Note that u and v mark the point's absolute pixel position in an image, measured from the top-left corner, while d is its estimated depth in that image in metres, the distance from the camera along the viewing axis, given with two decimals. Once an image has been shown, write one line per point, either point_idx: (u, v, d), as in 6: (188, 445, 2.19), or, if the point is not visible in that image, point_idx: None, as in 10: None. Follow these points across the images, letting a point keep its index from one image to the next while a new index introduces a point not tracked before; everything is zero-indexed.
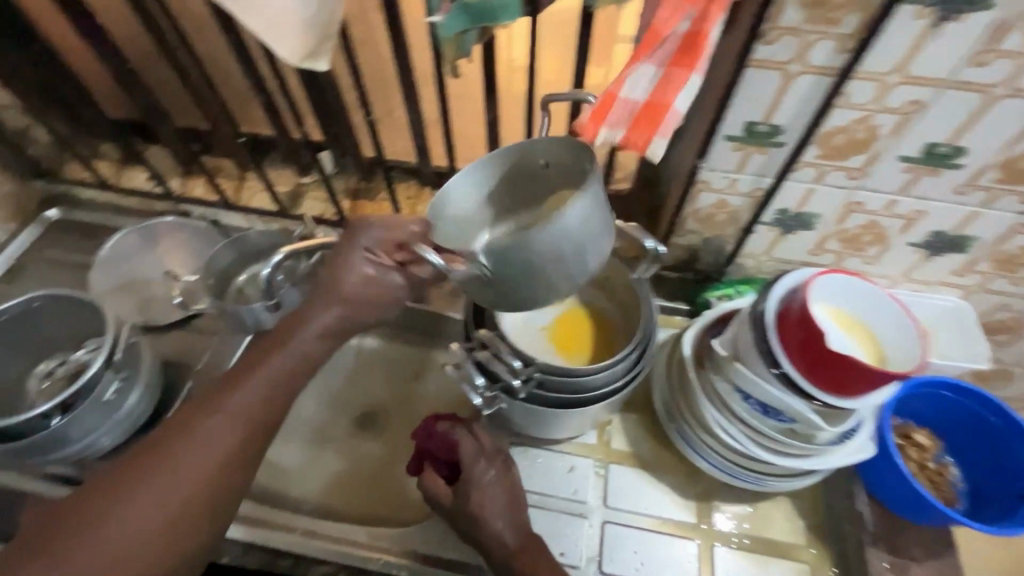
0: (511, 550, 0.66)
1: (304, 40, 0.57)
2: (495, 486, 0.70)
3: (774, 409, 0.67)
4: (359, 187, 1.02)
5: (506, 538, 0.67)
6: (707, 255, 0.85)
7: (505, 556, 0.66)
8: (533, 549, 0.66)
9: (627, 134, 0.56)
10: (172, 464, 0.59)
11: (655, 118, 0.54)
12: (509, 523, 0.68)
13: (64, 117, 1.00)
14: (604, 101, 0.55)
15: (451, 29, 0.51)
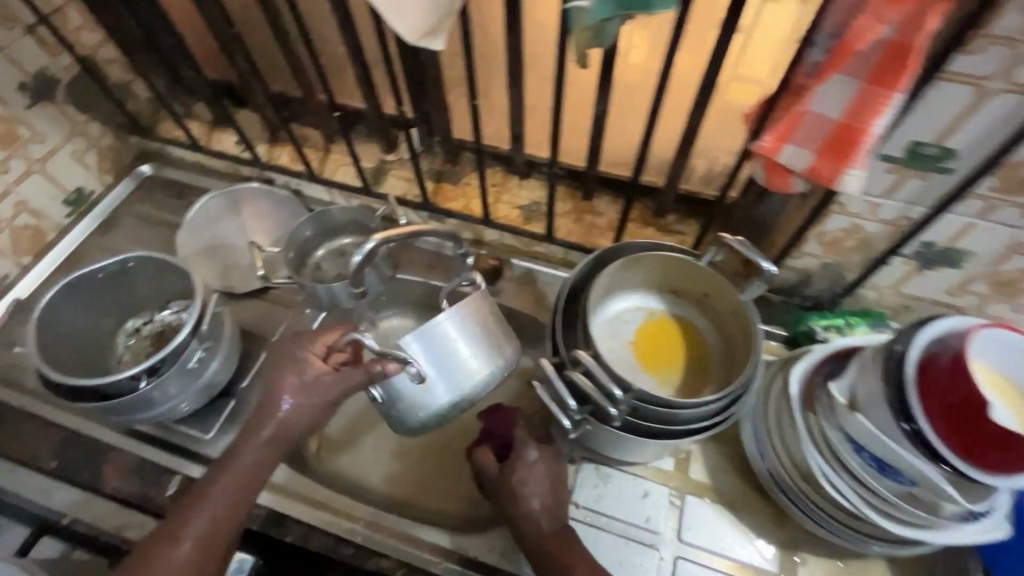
0: (546, 537, 0.64)
1: (426, 15, 0.52)
2: (540, 468, 0.67)
3: (894, 469, 0.59)
4: (444, 169, 0.98)
5: (543, 522, 0.64)
6: (822, 281, 0.77)
7: (539, 540, 0.64)
8: (567, 540, 0.64)
9: (815, 159, 0.50)
10: (209, 492, 0.62)
11: (852, 143, 0.47)
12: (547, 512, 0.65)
13: (164, 75, 1.01)
14: (788, 121, 0.50)
15: (597, 15, 0.46)
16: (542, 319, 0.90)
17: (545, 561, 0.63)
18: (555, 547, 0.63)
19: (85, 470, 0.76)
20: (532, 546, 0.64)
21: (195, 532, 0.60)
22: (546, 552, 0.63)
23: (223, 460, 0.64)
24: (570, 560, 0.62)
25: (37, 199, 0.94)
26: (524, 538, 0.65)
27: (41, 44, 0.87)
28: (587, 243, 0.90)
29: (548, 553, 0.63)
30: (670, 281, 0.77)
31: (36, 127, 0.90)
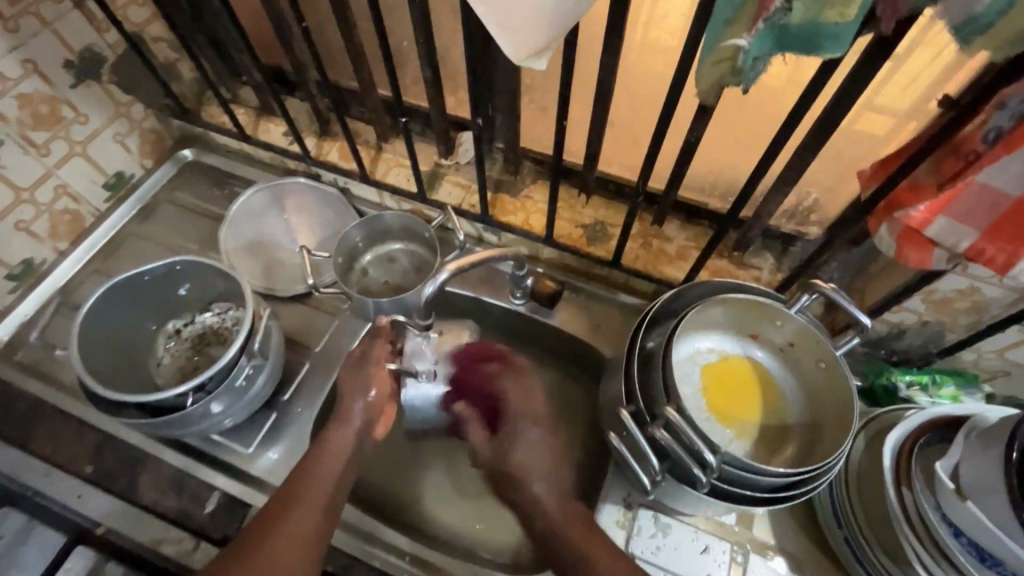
0: (563, 526, 0.61)
1: (540, 33, 0.46)
2: (541, 447, 0.66)
3: (998, 562, 0.54)
4: (503, 179, 0.91)
5: (556, 509, 0.62)
6: (916, 337, 0.71)
7: (558, 530, 0.61)
8: (585, 529, 0.61)
9: (981, 237, 0.46)
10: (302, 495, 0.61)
11: None
12: (560, 497, 0.64)
13: (212, 56, 0.94)
14: (946, 195, 0.46)
15: (755, 54, 0.40)
16: (601, 349, 0.84)
17: (564, 551, 0.60)
18: (570, 533, 0.61)
19: (123, 478, 0.74)
20: (547, 535, 0.62)
21: (295, 533, 0.59)
22: (563, 539, 0.60)
23: (306, 469, 0.63)
24: (593, 553, 0.59)
25: (76, 183, 0.90)
26: (537, 524, 0.63)
27: (88, 20, 0.82)
28: (654, 271, 0.84)
29: (570, 545, 0.60)
30: (748, 324, 0.71)
31: (78, 108, 0.85)
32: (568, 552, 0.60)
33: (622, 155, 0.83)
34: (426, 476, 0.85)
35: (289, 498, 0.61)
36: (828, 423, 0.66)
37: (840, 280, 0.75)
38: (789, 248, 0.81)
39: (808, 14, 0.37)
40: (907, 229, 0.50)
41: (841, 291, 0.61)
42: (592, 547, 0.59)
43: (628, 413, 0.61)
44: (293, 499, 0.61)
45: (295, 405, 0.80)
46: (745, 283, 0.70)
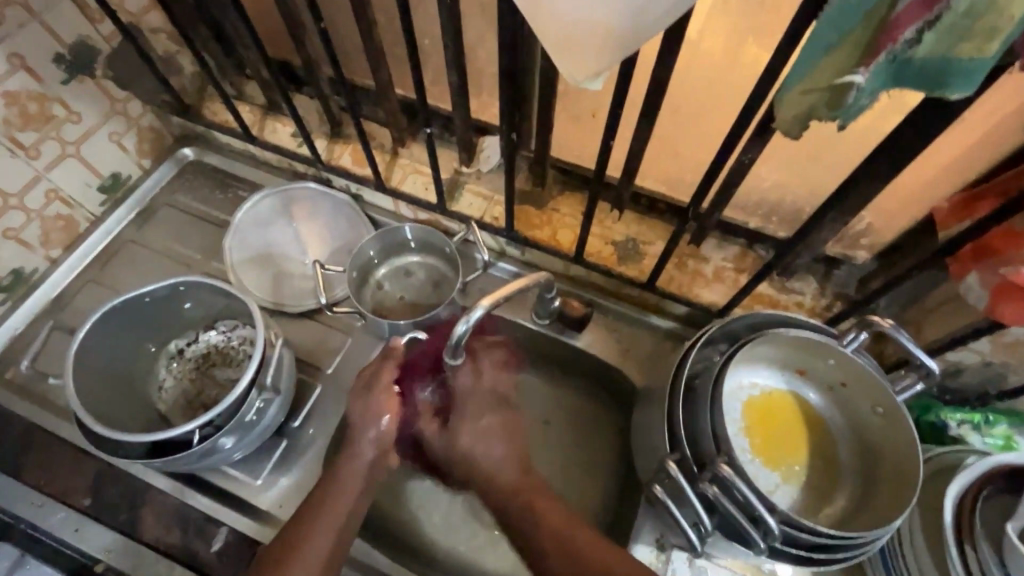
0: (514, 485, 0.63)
1: (602, 50, 0.41)
2: (481, 409, 0.66)
3: None
4: (529, 190, 0.85)
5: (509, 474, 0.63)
6: (973, 375, 0.67)
7: (511, 491, 0.62)
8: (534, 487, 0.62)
9: None
10: (325, 505, 0.60)
11: None
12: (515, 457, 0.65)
13: (215, 49, 0.87)
14: None
15: (863, 91, 0.35)
16: (632, 375, 0.80)
17: (518, 512, 0.61)
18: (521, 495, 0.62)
19: (124, 510, 0.70)
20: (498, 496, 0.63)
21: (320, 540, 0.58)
22: (518, 502, 0.61)
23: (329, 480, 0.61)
24: (544, 511, 0.60)
25: (69, 186, 0.83)
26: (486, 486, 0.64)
27: (80, 9, 0.74)
28: (688, 293, 0.80)
29: (517, 509, 0.61)
30: (796, 360, 0.66)
31: (71, 106, 0.78)
32: (517, 510, 0.61)
33: (660, 169, 0.77)
34: (445, 505, 0.81)
35: (308, 518, 0.59)
36: (880, 469, 0.62)
37: (893, 311, 0.70)
38: (836, 273, 0.76)
39: (935, 48, 0.32)
40: (1004, 284, 0.47)
41: (902, 328, 0.56)
42: (539, 510, 0.60)
43: (674, 463, 0.57)
44: (312, 517, 0.59)
45: (307, 432, 0.75)
46: (795, 315, 0.65)
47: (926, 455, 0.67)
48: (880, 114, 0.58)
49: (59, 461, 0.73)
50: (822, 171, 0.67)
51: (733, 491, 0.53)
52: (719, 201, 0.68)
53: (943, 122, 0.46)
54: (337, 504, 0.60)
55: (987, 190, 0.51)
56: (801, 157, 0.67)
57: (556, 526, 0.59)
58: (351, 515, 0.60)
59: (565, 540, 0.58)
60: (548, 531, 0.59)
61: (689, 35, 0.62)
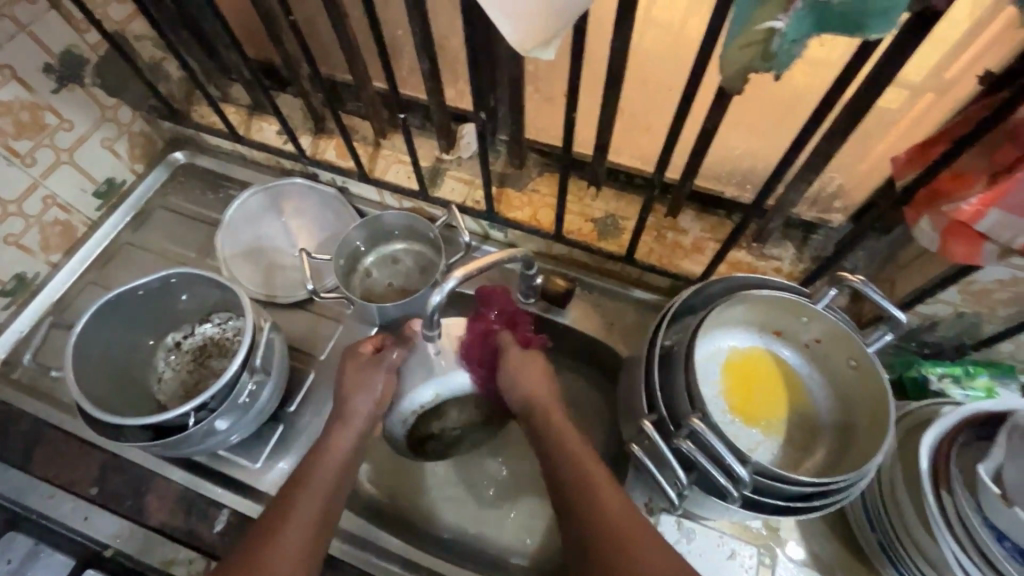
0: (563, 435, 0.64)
1: (544, 17, 0.43)
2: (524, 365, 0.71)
3: None
4: (508, 173, 0.87)
5: (565, 444, 0.63)
6: (950, 328, 0.68)
7: (544, 425, 0.66)
8: (565, 433, 0.64)
9: None
10: (307, 481, 0.62)
11: None
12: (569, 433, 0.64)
13: (198, 52, 0.90)
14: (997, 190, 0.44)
15: (792, 38, 0.37)
16: (616, 347, 0.81)
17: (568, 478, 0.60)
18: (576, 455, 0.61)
19: (128, 498, 0.73)
20: (531, 419, 0.68)
21: (309, 511, 0.59)
22: (561, 449, 0.63)
23: (308, 464, 0.64)
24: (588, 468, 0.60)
25: (65, 192, 0.86)
26: (529, 416, 0.68)
27: (65, 19, 0.77)
28: (669, 265, 0.81)
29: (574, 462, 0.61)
30: (771, 321, 0.67)
31: (62, 113, 0.81)
32: (546, 431, 0.65)
33: (633, 143, 0.79)
34: (440, 484, 0.83)
35: (291, 496, 0.60)
36: (856, 421, 0.64)
37: (867, 270, 0.71)
38: (813, 237, 0.76)
39: None
40: (954, 223, 0.48)
41: (871, 283, 0.56)
42: (585, 470, 0.60)
43: (651, 423, 0.59)
44: (296, 495, 0.60)
45: (303, 416, 0.78)
46: (769, 277, 0.66)
47: (904, 409, 0.68)
48: (833, 72, 0.60)
49: (66, 454, 0.76)
50: (787, 134, 0.68)
51: (704, 443, 0.55)
52: (690, 169, 0.69)
53: (887, 72, 0.47)
54: (322, 476, 0.62)
55: (940, 134, 0.51)
56: (767, 124, 0.69)
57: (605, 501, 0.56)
58: (335, 486, 0.63)
59: (619, 518, 0.55)
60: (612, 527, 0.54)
61: (648, 9, 0.63)
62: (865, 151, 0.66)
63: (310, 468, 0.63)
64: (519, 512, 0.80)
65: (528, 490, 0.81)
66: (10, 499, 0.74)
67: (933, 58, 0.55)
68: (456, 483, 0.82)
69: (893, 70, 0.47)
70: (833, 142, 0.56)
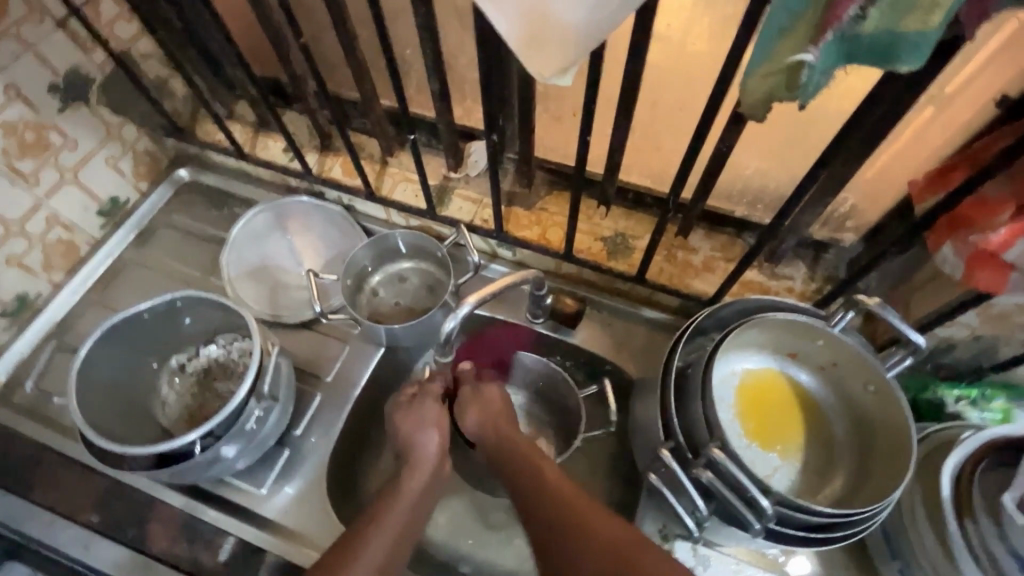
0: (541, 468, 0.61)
1: (562, 47, 0.42)
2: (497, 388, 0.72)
3: None
4: (517, 192, 0.86)
5: (537, 462, 0.61)
6: (967, 351, 0.68)
7: (507, 438, 0.66)
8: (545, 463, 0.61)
9: None
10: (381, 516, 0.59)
11: None
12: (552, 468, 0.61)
13: (205, 71, 0.89)
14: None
15: (818, 72, 0.36)
16: (627, 368, 0.80)
17: (550, 515, 0.56)
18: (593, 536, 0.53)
19: (130, 526, 0.72)
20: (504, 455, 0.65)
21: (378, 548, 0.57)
22: (527, 470, 0.61)
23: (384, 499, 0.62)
24: (599, 535, 0.53)
25: (68, 211, 0.85)
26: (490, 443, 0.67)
27: (72, 39, 0.77)
28: (679, 285, 0.80)
29: (552, 545, 0.55)
30: (785, 344, 0.66)
31: (67, 133, 0.81)
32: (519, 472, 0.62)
33: (643, 162, 0.78)
34: (447, 509, 0.81)
35: (360, 532, 0.58)
36: (875, 445, 0.63)
37: (881, 290, 0.71)
38: (824, 257, 0.76)
39: (882, 24, 0.33)
40: (979, 252, 0.48)
41: (890, 308, 0.56)
42: (591, 524, 0.54)
43: (668, 451, 0.57)
44: (365, 530, 0.58)
45: (309, 439, 0.77)
46: (785, 300, 0.66)
47: (923, 434, 0.67)
48: (846, 94, 0.60)
49: (66, 480, 0.74)
50: (800, 153, 0.68)
51: (723, 471, 0.54)
52: (702, 190, 0.68)
53: (907, 97, 0.47)
54: (398, 507, 0.61)
55: (960, 161, 0.51)
56: (780, 144, 0.68)
57: (592, 517, 0.54)
58: (411, 521, 0.61)
59: (576, 505, 0.56)
60: (572, 507, 0.56)
61: (661, 27, 0.63)
62: (879, 172, 0.65)
63: (381, 508, 0.60)
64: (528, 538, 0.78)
65: None
66: (10, 527, 0.73)
67: (949, 79, 0.55)
68: (462, 506, 0.81)
69: (913, 96, 0.46)
70: (851, 165, 0.56)
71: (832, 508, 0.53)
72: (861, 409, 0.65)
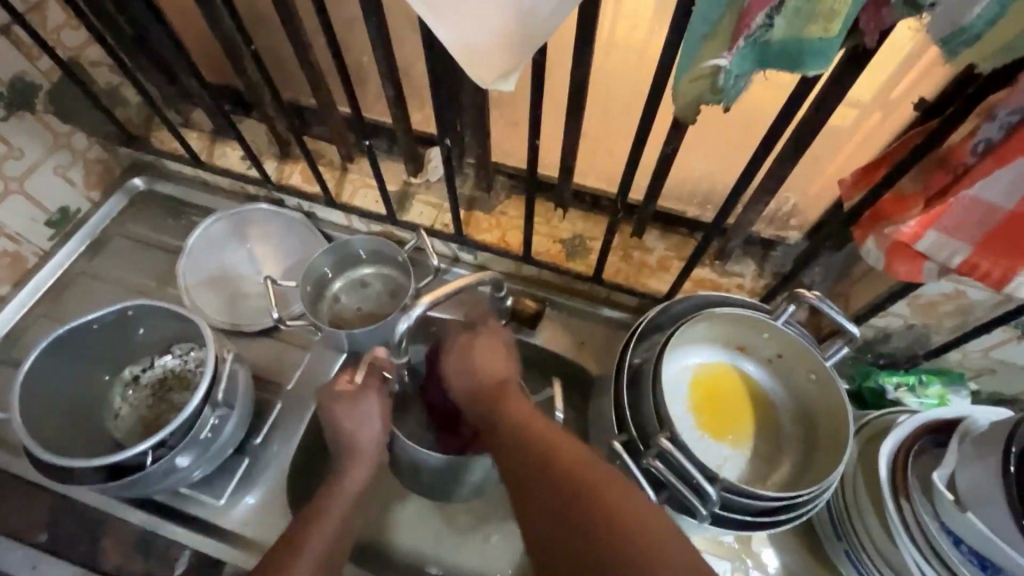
0: (517, 413, 0.58)
1: (499, 53, 0.43)
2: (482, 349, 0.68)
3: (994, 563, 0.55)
4: (476, 196, 0.87)
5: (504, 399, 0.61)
6: (902, 340, 0.71)
7: (489, 392, 0.63)
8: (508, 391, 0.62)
9: (976, 247, 0.46)
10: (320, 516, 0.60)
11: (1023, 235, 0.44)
12: (517, 399, 0.61)
13: (158, 78, 0.88)
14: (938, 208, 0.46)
15: (735, 76, 0.38)
16: (587, 366, 0.82)
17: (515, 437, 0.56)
18: (569, 480, 0.49)
19: (81, 543, 0.70)
20: (481, 407, 0.63)
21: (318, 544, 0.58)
22: (493, 405, 0.61)
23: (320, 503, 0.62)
24: (566, 458, 0.51)
25: (13, 222, 0.83)
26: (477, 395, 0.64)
27: (16, 46, 0.75)
28: (635, 284, 0.82)
29: (519, 474, 0.53)
30: (732, 337, 0.69)
31: (11, 141, 0.78)
32: (493, 416, 0.60)
33: (597, 166, 0.81)
34: (413, 513, 0.81)
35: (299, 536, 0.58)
36: (818, 430, 0.66)
37: (823, 285, 0.74)
38: (771, 254, 0.79)
39: (789, 31, 0.35)
40: (896, 243, 0.50)
41: (827, 299, 0.59)
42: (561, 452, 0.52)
43: (620, 444, 0.59)
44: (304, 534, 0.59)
45: (269, 448, 0.76)
46: (731, 295, 0.68)
47: (863, 421, 0.70)
48: (781, 98, 0.64)
49: (13, 500, 0.72)
50: (743, 154, 0.71)
51: (671, 460, 0.56)
52: (651, 192, 0.71)
53: (830, 101, 0.50)
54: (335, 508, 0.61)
55: (882, 159, 0.54)
56: (724, 146, 0.71)
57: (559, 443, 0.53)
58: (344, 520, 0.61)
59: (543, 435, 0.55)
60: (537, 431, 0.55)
61: (609, 32, 0.65)
62: (816, 172, 0.69)
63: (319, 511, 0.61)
64: (494, 538, 0.79)
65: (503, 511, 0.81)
66: None
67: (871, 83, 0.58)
68: (427, 510, 0.81)
69: (834, 99, 0.49)
70: (785, 165, 0.59)
71: (775, 492, 0.55)
72: (804, 395, 0.68)
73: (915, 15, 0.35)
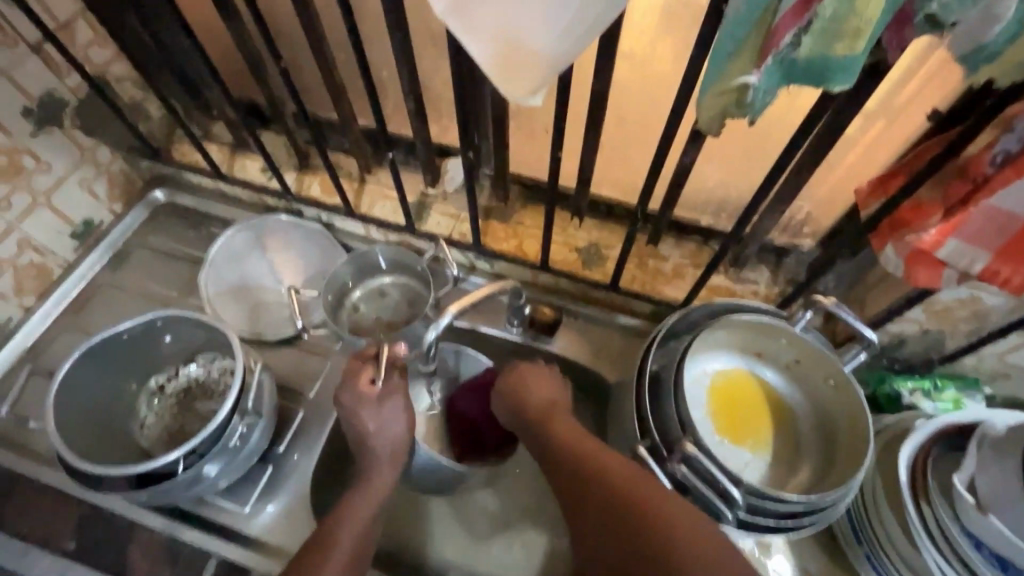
0: (566, 443, 0.62)
1: (529, 71, 0.45)
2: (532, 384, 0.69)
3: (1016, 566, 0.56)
4: (493, 206, 0.89)
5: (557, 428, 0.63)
6: (917, 345, 0.72)
7: (538, 419, 0.65)
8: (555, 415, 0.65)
9: (994, 254, 0.47)
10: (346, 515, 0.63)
11: None
12: (568, 428, 0.64)
13: (181, 93, 0.90)
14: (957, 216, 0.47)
15: (761, 92, 0.40)
16: (604, 373, 0.83)
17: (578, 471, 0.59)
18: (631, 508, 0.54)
19: (108, 551, 0.71)
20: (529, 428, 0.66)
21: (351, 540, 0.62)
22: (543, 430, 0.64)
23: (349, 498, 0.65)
24: (630, 493, 0.55)
25: (40, 234, 0.84)
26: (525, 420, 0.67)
27: (47, 64, 0.77)
28: (650, 291, 0.84)
29: (579, 498, 0.59)
30: (750, 344, 0.70)
31: (40, 156, 0.80)
32: (543, 439, 0.64)
33: (613, 175, 0.82)
34: (433, 519, 0.82)
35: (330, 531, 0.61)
36: (838, 434, 0.66)
37: (838, 291, 0.75)
38: (786, 261, 0.80)
39: (816, 50, 0.37)
40: (916, 251, 0.51)
41: (844, 306, 0.60)
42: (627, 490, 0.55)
43: (645, 449, 0.60)
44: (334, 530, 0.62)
45: (291, 457, 0.77)
46: (748, 302, 0.69)
47: (880, 426, 0.71)
48: (796, 109, 0.65)
49: (41, 507, 0.73)
50: (758, 163, 0.73)
51: (695, 465, 0.57)
52: (668, 201, 0.72)
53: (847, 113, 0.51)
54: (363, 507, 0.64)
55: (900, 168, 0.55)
56: (740, 156, 0.73)
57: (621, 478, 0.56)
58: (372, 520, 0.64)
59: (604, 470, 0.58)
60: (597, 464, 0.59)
61: (627, 46, 0.67)
62: (830, 181, 0.70)
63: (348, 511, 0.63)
64: (513, 544, 0.80)
65: (523, 517, 0.82)
66: None
67: (886, 93, 0.60)
68: (447, 516, 0.82)
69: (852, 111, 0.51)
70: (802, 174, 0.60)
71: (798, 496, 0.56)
72: (823, 400, 0.69)
73: (935, 34, 0.37)
